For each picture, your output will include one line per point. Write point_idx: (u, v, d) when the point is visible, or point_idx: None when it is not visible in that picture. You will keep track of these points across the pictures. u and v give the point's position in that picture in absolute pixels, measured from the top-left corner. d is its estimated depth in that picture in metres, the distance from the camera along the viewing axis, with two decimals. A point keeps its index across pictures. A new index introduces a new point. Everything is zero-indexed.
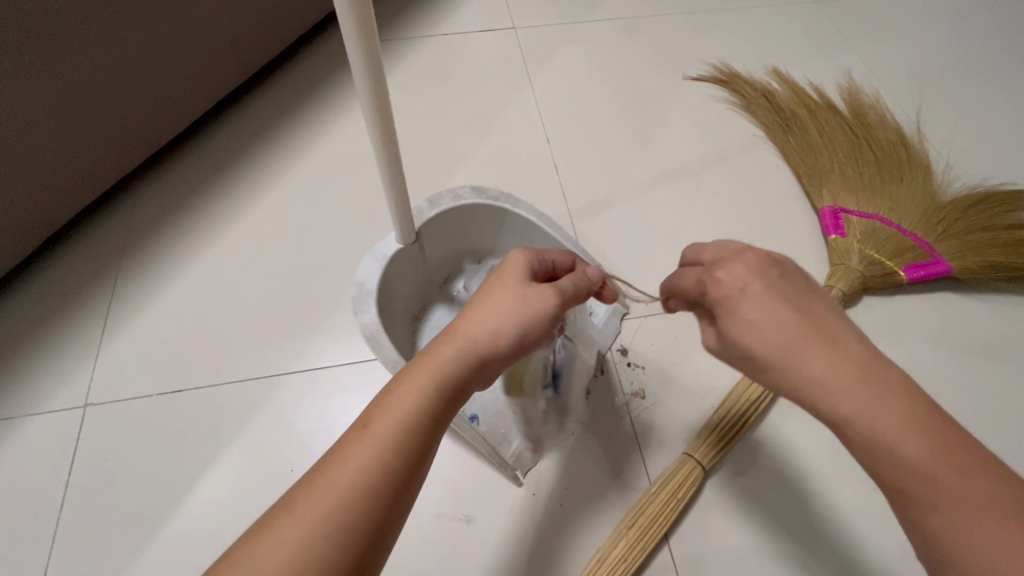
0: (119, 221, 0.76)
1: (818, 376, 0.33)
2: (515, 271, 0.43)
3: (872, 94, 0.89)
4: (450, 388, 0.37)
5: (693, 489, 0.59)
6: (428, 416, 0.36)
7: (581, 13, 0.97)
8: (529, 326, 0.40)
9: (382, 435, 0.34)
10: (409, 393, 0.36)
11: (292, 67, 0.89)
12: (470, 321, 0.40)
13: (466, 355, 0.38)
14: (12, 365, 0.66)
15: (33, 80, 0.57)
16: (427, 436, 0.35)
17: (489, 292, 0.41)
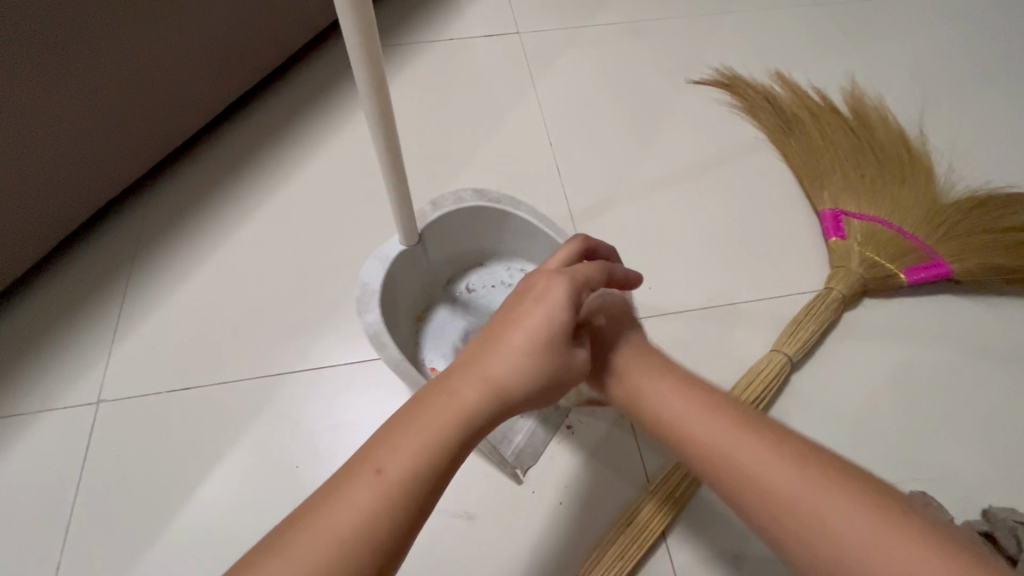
0: (132, 223, 0.78)
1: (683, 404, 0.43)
2: (557, 318, 0.41)
3: (874, 97, 0.89)
4: (472, 434, 0.37)
5: (687, 491, 0.60)
6: (449, 464, 0.35)
7: (584, 17, 0.98)
8: (558, 377, 0.41)
9: (399, 475, 0.33)
10: (428, 436, 0.35)
11: (299, 73, 0.91)
12: (500, 363, 0.39)
13: (492, 402, 0.38)
14: (27, 364, 0.68)
15: (42, 86, 0.59)
16: (442, 478, 0.35)
17: (521, 335, 0.40)
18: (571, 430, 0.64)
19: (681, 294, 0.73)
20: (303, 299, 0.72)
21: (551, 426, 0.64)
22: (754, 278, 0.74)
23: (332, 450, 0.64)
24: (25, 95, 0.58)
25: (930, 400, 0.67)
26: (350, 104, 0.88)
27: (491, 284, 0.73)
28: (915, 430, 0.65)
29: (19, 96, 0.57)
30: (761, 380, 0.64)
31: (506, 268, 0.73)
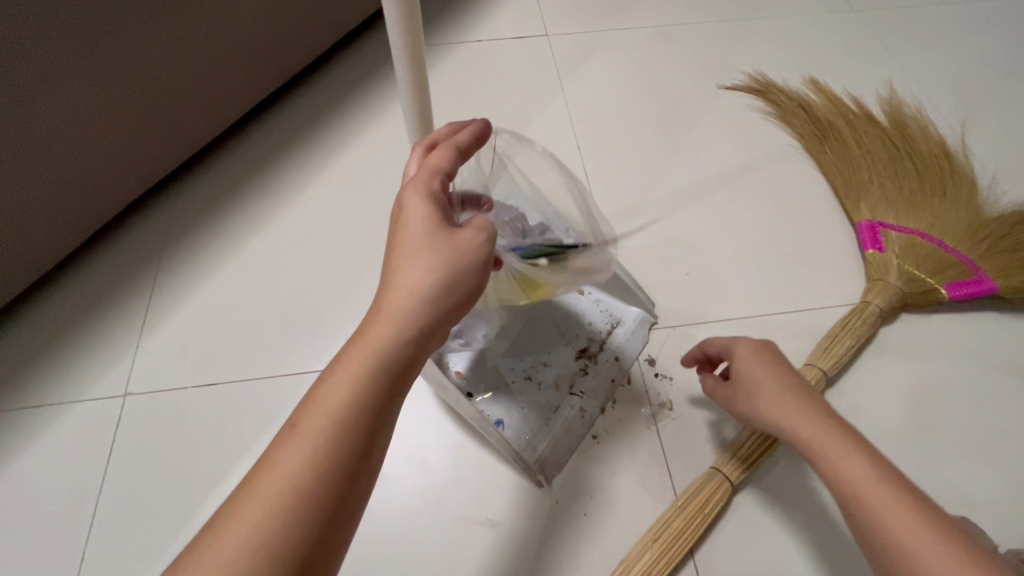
0: (161, 217, 0.79)
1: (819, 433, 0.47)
2: (417, 222, 0.39)
3: (914, 106, 0.86)
4: (387, 372, 0.36)
5: (718, 506, 0.58)
6: (360, 408, 0.34)
7: (615, 20, 0.97)
8: (458, 281, 0.39)
9: (308, 433, 0.33)
10: (338, 384, 0.35)
11: (329, 71, 0.91)
12: (393, 295, 0.37)
13: (401, 329, 0.36)
14: (57, 355, 0.69)
15: (78, 76, 0.60)
16: (363, 424, 0.34)
17: (404, 260, 0.38)
18: (595, 439, 0.63)
19: (711, 301, 0.71)
20: (328, 298, 0.72)
21: (575, 434, 0.63)
22: (786, 288, 0.73)
23: None
24: (60, 83, 0.59)
25: (970, 421, 0.64)
26: (378, 103, 0.88)
27: None
28: (957, 450, 0.63)
29: (55, 86, 0.58)
30: None
31: None
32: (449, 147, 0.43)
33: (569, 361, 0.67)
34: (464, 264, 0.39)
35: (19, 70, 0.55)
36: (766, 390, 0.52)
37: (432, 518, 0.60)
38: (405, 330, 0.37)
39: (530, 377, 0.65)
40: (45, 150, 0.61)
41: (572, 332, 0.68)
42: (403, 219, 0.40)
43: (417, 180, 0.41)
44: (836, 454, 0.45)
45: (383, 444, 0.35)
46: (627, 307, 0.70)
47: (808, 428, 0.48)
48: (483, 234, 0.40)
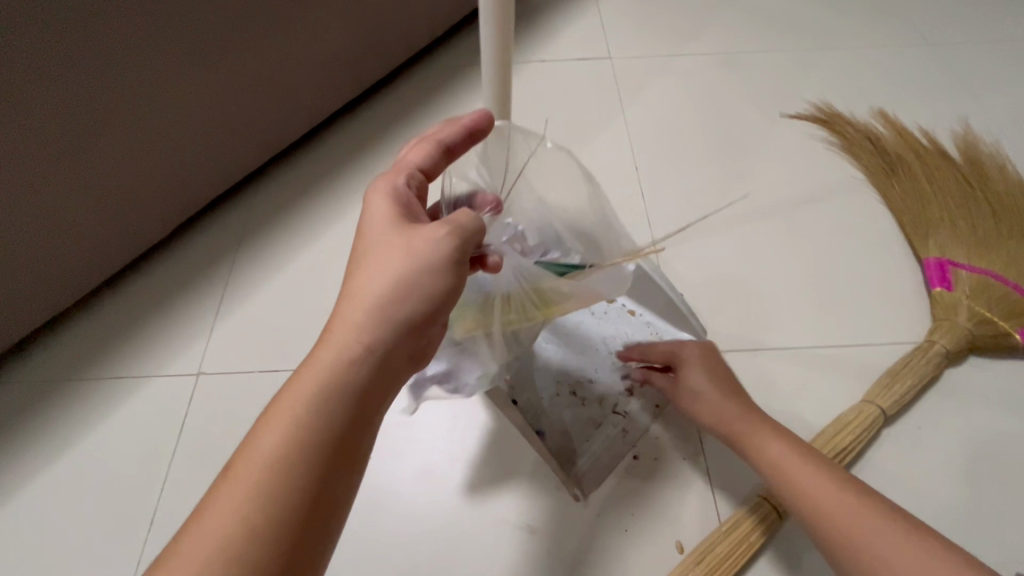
0: (239, 211, 0.85)
1: (770, 441, 0.55)
2: (375, 231, 0.40)
3: (991, 144, 0.83)
4: (342, 384, 0.36)
5: (764, 533, 0.58)
6: (313, 422, 0.35)
7: (678, 46, 0.99)
8: (418, 288, 0.38)
9: (264, 449, 0.34)
10: (284, 410, 0.35)
11: (401, 84, 0.97)
12: (349, 307, 0.38)
13: (347, 350, 0.37)
14: (141, 332, 0.76)
15: (174, 72, 0.66)
16: (320, 439, 0.35)
17: (361, 269, 0.39)
18: (637, 459, 0.63)
19: (766, 329, 0.71)
20: None
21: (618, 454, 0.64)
22: (846, 322, 0.71)
23: (404, 442, 0.66)
24: (170, 79, 0.66)
25: None
26: (444, 117, 0.93)
27: None
28: None
29: (167, 83, 0.66)
30: (851, 430, 0.61)
31: None
32: (428, 147, 0.45)
33: (615, 380, 0.67)
34: (425, 266, 0.38)
35: (120, 63, 0.61)
36: (711, 394, 0.59)
37: (476, 517, 0.61)
38: (351, 352, 0.37)
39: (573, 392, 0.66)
40: (138, 136, 0.67)
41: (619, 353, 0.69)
42: (365, 228, 0.41)
43: (386, 177, 0.44)
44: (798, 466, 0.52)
45: (341, 470, 0.35)
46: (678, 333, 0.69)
47: (754, 432, 0.56)
48: (445, 233, 0.38)
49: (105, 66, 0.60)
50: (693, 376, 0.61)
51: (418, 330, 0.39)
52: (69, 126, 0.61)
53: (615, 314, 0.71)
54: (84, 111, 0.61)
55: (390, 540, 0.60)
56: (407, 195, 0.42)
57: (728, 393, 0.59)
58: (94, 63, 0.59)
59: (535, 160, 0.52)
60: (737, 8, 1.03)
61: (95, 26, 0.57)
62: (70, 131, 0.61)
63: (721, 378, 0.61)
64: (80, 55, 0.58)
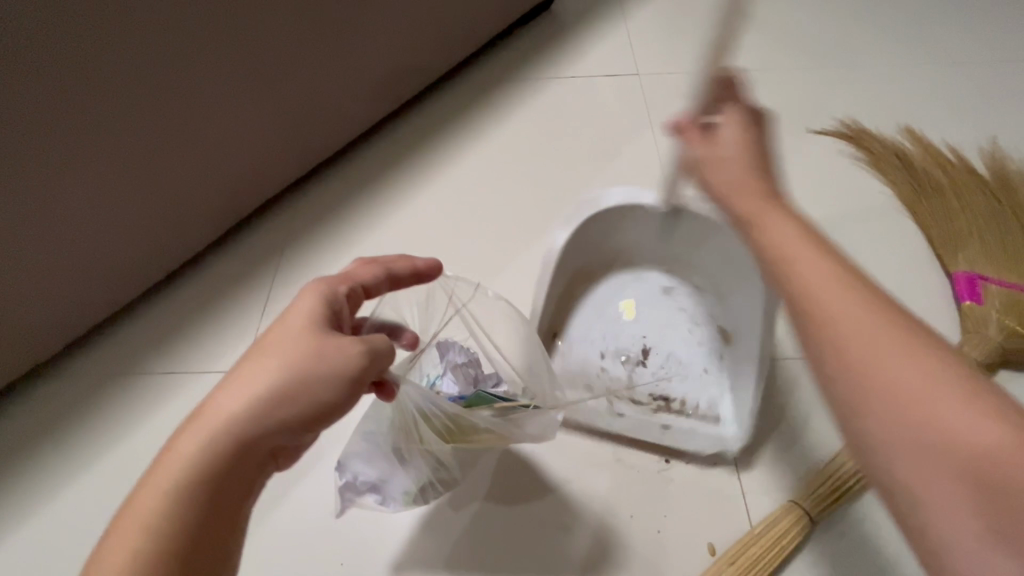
0: (282, 218, 0.89)
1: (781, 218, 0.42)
2: (276, 330, 0.40)
3: (1019, 161, 0.84)
4: (204, 485, 0.35)
5: (797, 538, 0.59)
6: (169, 527, 0.34)
7: (705, 63, 1.02)
8: (306, 392, 0.38)
9: (108, 561, 0.32)
10: (137, 510, 0.34)
11: (435, 98, 1.01)
12: (224, 401, 0.37)
13: (215, 445, 0.35)
14: (189, 332, 0.80)
15: (231, 87, 0.71)
16: (176, 546, 0.33)
17: (249, 365, 0.38)
18: (667, 462, 0.65)
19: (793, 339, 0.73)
20: None
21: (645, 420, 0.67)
22: None
23: None
24: (229, 91, 0.71)
25: None
26: (477, 131, 0.96)
27: (660, 291, 0.75)
28: None
29: (225, 97, 0.71)
30: None
31: (686, 289, 0.75)
32: (376, 268, 0.48)
33: (658, 386, 0.69)
34: (318, 375, 0.39)
35: (186, 77, 0.66)
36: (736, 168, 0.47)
37: (510, 514, 0.63)
38: (219, 450, 0.36)
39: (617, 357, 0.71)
40: (196, 146, 0.72)
41: (678, 332, 0.72)
42: (272, 327, 0.41)
43: (315, 281, 0.44)
44: (809, 262, 0.38)
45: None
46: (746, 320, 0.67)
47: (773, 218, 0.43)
48: (352, 347, 0.40)
49: (173, 79, 0.65)
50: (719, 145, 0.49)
51: (299, 433, 0.38)
52: (137, 135, 0.66)
53: (691, 325, 0.73)
54: (150, 123, 0.66)
55: (426, 536, 0.63)
56: (330, 304, 0.43)
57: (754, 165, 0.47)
58: (163, 76, 0.64)
59: (476, 304, 0.59)
60: (763, 26, 1.06)
61: (167, 42, 0.62)
62: (138, 139, 0.66)
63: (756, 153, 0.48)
64: (151, 69, 0.63)
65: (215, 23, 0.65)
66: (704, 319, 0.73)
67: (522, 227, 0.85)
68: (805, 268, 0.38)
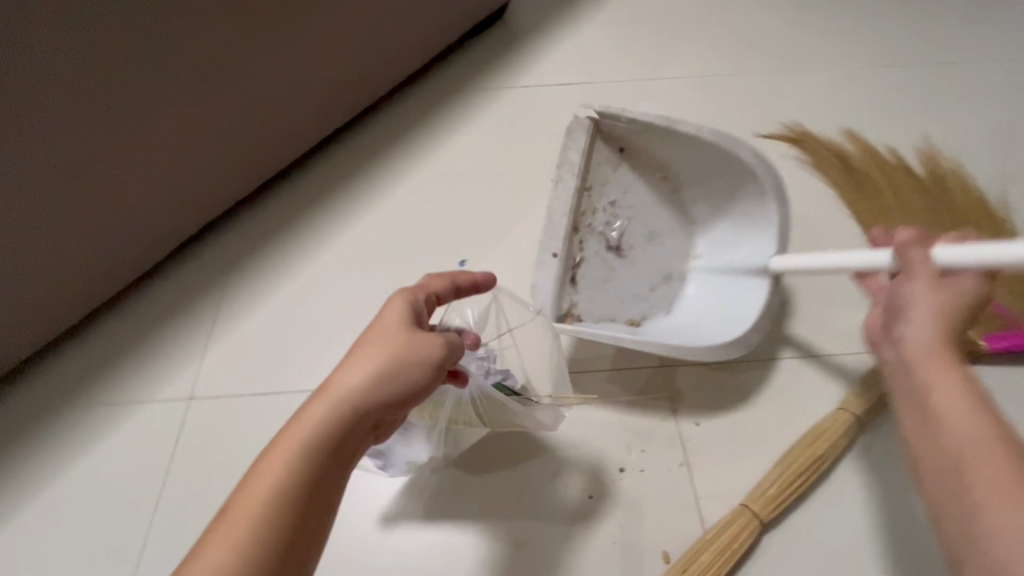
0: (229, 239, 0.87)
1: (920, 348, 0.48)
2: (382, 321, 0.49)
3: (952, 161, 0.88)
4: (329, 441, 0.42)
5: (747, 542, 0.59)
6: (306, 475, 0.41)
7: (656, 70, 1.03)
8: (405, 371, 0.46)
9: (254, 497, 0.39)
10: (280, 456, 0.41)
11: (387, 111, 1.00)
12: (345, 375, 0.45)
13: (337, 413, 0.43)
14: (133, 360, 0.78)
15: (162, 109, 0.69)
16: (308, 488, 0.41)
17: (362, 346, 0.46)
18: (622, 471, 0.66)
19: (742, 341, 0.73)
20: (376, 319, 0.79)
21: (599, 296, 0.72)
22: (823, 334, 0.73)
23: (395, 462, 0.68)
24: (158, 113, 0.69)
25: None
26: (430, 143, 0.96)
27: (666, 244, 0.78)
28: None
29: (155, 119, 0.69)
30: (826, 436, 0.63)
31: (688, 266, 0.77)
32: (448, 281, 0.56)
33: (601, 291, 0.73)
34: (417, 359, 0.47)
35: (112, 96, 0.64)
36: (918, 318, 0.49)
37: (464, 529, 0.64)
38: (339, 414, 0.43)
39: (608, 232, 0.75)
40: (128, 170, 0.70)
41: (659, 245, 0.77)
42: (376, 322, 0.49)
43: (406, 288, 0.53)
44: (942, 382, 0.45)
45: (311, 523, 0.40)
46: (738, 257, 0.72)
47: (932, 358, 0.47)
48: (438, 340, 0.48)
49: (96, 99, 0.63)
50: (952, 293, 0.49)
51: (400, 407, 0.46)
52: (61, 160, 0.64)
53: (666, 282, 0.76)
54: (74, 148, 0.64)
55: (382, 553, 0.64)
56: (417, 304, 0.52)
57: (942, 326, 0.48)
58: (86, 96, 0.62)
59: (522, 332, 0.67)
60: (710, 32, 1.08)
61: (84, 60, 0.60)
62: (66, 163, 0.64)
63: (952, 309, 0.49)
64: (69, 92, 0.61)
65: (134, 43, 0.63)
66: (677, 291, 0.76)
67: (476, 238, 0.85)
68: (932, 369, 0.46)
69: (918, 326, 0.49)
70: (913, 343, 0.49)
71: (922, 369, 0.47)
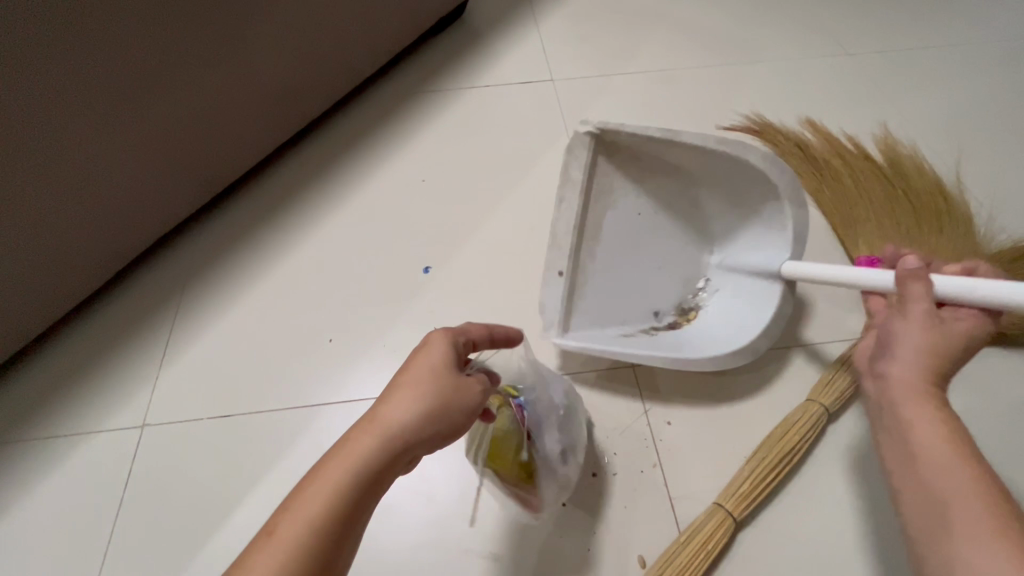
0: (181, 256, 0.84)
1: (901, 382, 0.46)
2: (428, 355, 0.46)
3: (909, 145, 0.89)
4: (368, 482, 0.40)
5: (722, 542, 0.59)
6: (344, 517, 0.39)
7: (616, 65, 1.02)
8: (447, 413, 0.44)
9: (289, 537, 0.37)
10: (322, 489, 0.39)
11: (345, 116, 0.97)
12: (391, 411, 0.42)
13: (382, 450, 0.41)
14: (80, 389, 0.74)
15: (103, 130, 0.65)
16: (342, 529, 0.38)
17: (407, 380, 0.44)
18: (595, 476, 0.65)
19: None
20: (340, 332, 0.76)
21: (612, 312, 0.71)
22: (788, 325, 0.74)
23: None
24: (101, 134, 0.65)
25: None
26: (390, 147, 0.93)
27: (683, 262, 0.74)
28: None
29: (98, 140, 0.65)
30: (795, 430, 0.64)
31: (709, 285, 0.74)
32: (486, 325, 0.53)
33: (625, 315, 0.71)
34: (459, 403, 0.45)
35: (50, 114, 0.59)
36: (904, 348, 0.47)
37: (436, 544, 0.63)
38: (383, 452, 0.41)
39: (619, 246, 0.72)
40: (68, 194, 0.66)
41: (675, 251, 0.74)
42: (421, 357, 0.46)
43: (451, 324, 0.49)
44: (923, 423, 0.43)
45: (337, 567, 0.38)
46: (755, 275, 0.69)
47: (910, 392, 0.45)
48: (478, 388, 0.47)
49: (29, 116, 0.58)
50: (950, 323, 0.47)
51: (434, 447, 0.44)
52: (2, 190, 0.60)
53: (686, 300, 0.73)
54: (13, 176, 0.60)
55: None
56: (460, 340, 0.49)
57: (935, 359, 0.46)
58: (27, 122, 0.58)
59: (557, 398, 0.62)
60: (669, 26, 1.08)
61: (12, 73, 0.54)
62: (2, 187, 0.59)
63: (944, 338, 0.46)
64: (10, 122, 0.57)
65: (82, 67, 0.59)
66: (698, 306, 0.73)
67: (440, 244, 0.83)
68: (909, 405, 0.45)
69: (905, 355, 0.47)
70: (893, 371, 0.47)
71: (903, 406, 0.45)
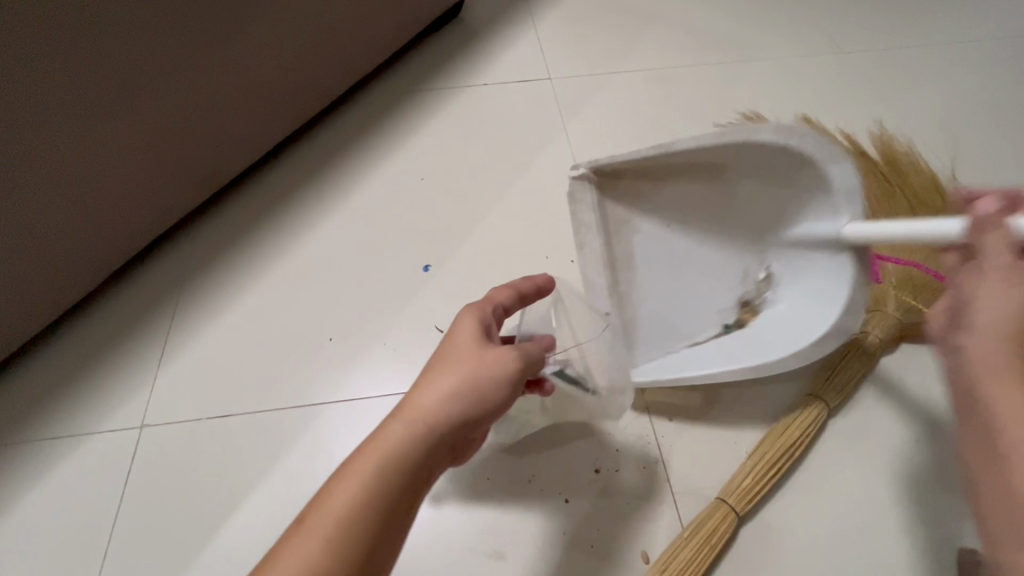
0: (179, 255, 0.83)
1: (980, 358, 0.37)
2: (471, 323, 0.50)
3: (904, 142, 0.90)
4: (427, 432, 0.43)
5: (725, 537, 0.59)
6: (407, 462, 0.42)
7: (613, 64, 1.02)
8: (495, 370, 0.46)
9: (358, 479, 0.40)
10: (386, 440, 0.42)
11: (342, 115, 0.97)
12: (444, 371, 0.46)
13: (438, 403, 0.44)
14: (77, 389, 0.73)
15: (102, 128, 0.65)
16: (406, 472, 0.42)
17: (455, 346, 0.48)
18: (598, 472, 0.65)
19: None
20: (339, 332, 0.76)
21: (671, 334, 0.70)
22: None
23: None
24: (99, 133, 0.65)
25: None
26: (388, 146, 0.93)
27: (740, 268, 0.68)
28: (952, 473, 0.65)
29: (96, 139, 0.65)
30: (796, 425, 0.64)
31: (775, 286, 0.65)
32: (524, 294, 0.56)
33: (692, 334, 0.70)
34: (508, 359, 0.47)
35: (50, 113, 0.59)
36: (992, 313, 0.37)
37: (439, 543, 0.62)
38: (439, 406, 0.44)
39: (661, 274, 0.71)
40: (65, 193, 0.65)
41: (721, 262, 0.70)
42: (466, 326, 0.50)
43: (486, 299, 0.53)
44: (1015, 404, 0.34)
45: (405, 508, 0.41)
46: (813, 269, 0.60)
47: (992, 366, 0.36)
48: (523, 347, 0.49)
49: (29, 116, 0.58)
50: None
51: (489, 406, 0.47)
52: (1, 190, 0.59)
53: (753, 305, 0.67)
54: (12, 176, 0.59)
55: None
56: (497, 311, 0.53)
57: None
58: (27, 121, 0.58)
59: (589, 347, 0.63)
60: (666, 24, 1.08)
61: (14, 73, 0.54)
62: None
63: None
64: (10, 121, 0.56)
65: (82, 67, 0.59)
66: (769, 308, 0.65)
67: (439, 243, 0.83)
68: (993, 384, 0.35)
69: (992, 321, 0.37)
70: (967, 344, 0.38)
71: (982, 387, 0.36)
